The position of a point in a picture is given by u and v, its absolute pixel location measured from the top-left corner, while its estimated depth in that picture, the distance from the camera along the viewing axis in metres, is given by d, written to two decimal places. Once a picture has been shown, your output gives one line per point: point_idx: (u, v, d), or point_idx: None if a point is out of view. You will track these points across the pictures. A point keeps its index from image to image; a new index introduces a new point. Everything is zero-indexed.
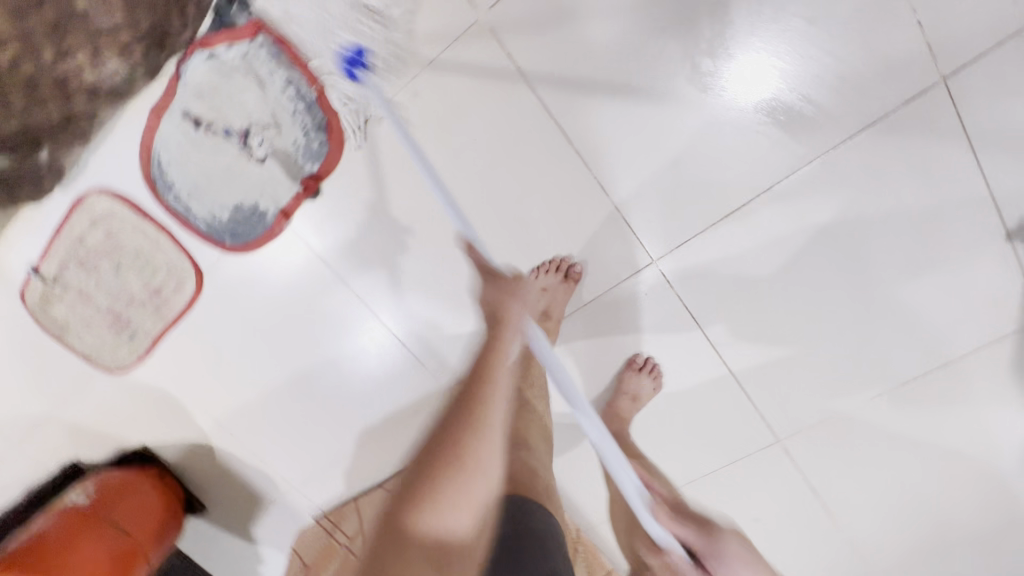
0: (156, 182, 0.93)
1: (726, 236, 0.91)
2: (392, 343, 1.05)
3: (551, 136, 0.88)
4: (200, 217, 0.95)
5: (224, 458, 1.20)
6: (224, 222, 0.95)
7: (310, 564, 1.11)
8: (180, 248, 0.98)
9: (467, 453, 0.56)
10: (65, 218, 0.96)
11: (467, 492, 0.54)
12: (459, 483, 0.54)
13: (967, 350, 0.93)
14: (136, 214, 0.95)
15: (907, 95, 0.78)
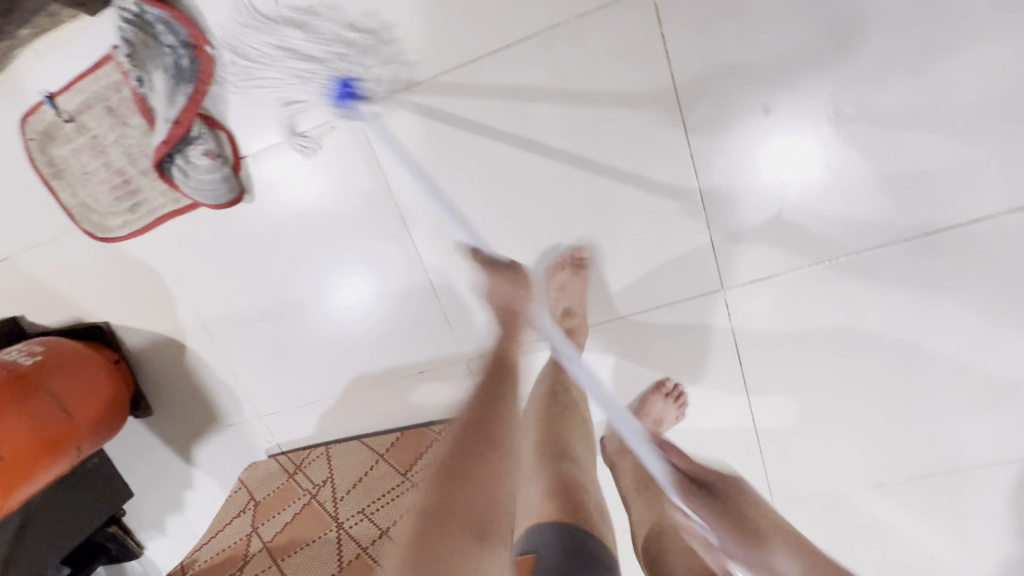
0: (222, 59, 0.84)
1: (800, 289, 0.89)
2: (372, 300, 0.99)
3: (671, 137, 0.83)
4: (190, 144, 0.86)
5: (193, 364, 1.08)
6: (206, 166, 0.87)
7: (259, 502, 0.98)
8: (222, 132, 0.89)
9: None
10: (104, 59, 0.84)
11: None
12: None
13: (978, 464, 0.96)
14: None
15: (1015, 206, 0.80)
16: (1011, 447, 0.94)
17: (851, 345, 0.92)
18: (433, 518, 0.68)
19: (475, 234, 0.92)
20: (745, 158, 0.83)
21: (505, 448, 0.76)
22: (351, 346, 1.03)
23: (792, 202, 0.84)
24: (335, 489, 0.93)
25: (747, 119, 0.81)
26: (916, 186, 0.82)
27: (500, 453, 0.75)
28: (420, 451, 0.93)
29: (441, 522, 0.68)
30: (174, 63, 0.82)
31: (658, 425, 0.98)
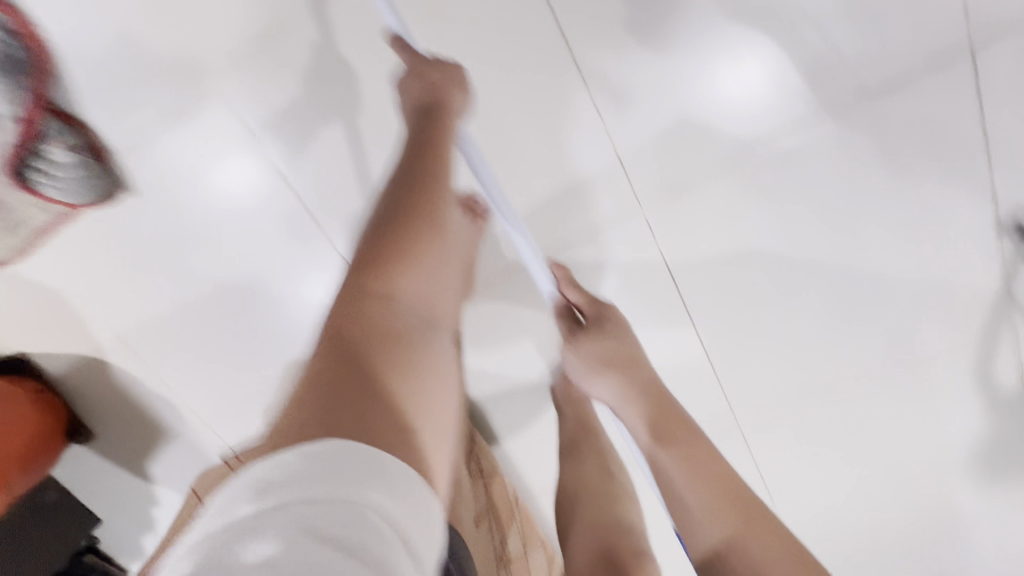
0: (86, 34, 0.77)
1: (722, 193, 0.83)
2: (318, 280, 0.94)
3: (554, 48, 0.77)
4: (46, 143, 0.78)
5: (123, 381, 1.03)
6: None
7: (208, 508, 0.94)
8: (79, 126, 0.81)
9: (436, 249, 0.59)
10: None
11: (425, 283, 0.58)
12: (423, 267, 0.58)
13: (937, 347, 0.92)
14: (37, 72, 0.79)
15: (932, 58, 0.73)
16: (969, 321, 0.89)
17: (787, 244, 0.86)
18: (342, 360, 0.49)
19: (374, 191, 0.86)
20: (639, 61, 0.77)
21: (426, 246, 0.58)
22: (278, 332, 0.99)
23: (697, 100, 0.79)
24: None
25: (629, 13, 0.74)
26: (823, 56, 0.75)
27: (422, 249, 0.57)
28: None
29: (339, 367, 0.49)
30: (4, 54, 0.73)
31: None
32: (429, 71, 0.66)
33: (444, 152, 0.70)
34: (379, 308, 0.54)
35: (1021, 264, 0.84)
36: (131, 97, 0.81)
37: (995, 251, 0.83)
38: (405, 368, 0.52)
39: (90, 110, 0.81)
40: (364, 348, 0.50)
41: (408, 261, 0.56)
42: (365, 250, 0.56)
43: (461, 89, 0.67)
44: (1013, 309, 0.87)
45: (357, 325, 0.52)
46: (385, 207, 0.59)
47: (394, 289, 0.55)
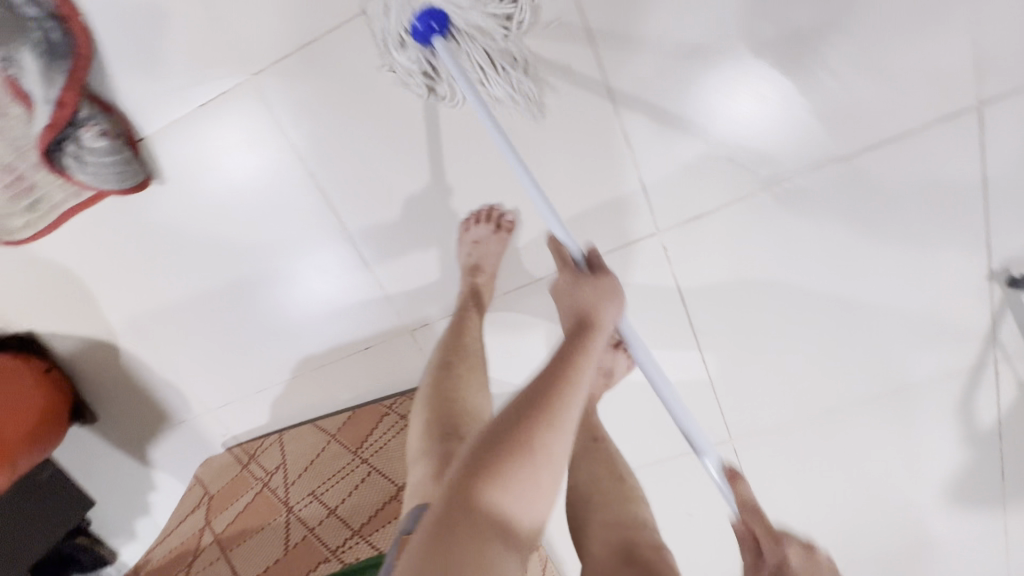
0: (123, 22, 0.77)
1: (735, 221, 0.87)
2: (333, 279, 0.95)
3: (585, 73, 0.80)
4: (81, 127, 0.77)
5: (130, 365, 1.04)
6: (104, 149, 0.79)
7: (213, 495, 0.96)
8: (111, 111, 0.82)
9: (554, 447, 0.50)
10: None
11: (520, 487, 0.47)
12: (523, 467, 0.48)
13: (923, 380, 0.97)
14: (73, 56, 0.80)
15: (944, 112, 0.77)
16: (956, 360, 0.94)
17: (792, 276, 0.90)
18: (455, 512, 0.45)
19: (400, 201, 0.88)
20: (664, 91, 0.80)
21: (542, 438, 0.49)
22: (291, 328, 1.00)
23: (716, 132, 0.82)
24: (287, 474, 0.90)
25: (663, 48, 0.78)
26: (841, 102, 0.78)
27: (536, 447, 0.48)
28: (370, 428, 0.91)
29: (439, 537, 0.44)
30: (47, 38, 0.74)
31: (609, 375, 0.95)
32: (582, 289, 0.63)
33: (563, 313, 0.64)
34: (482, 499, 0.46)
35: (1007, 308, 0.89)
36: (166, 88, 0.81)
37: (984, 296, 0.88)
38: (509, 530, 0.47)
39: (125, 98, 0.82)
40: (472, 517, 0.45)
41: (526, 473, 0.47)
42: (468, 458, 0.49)
43: (612, 300, 0.62)
44: (996, 348, 0.93)
45: (468, 498, 0.46)
46: (534, 380, 0.53)
47: (501, 509, 0.46)
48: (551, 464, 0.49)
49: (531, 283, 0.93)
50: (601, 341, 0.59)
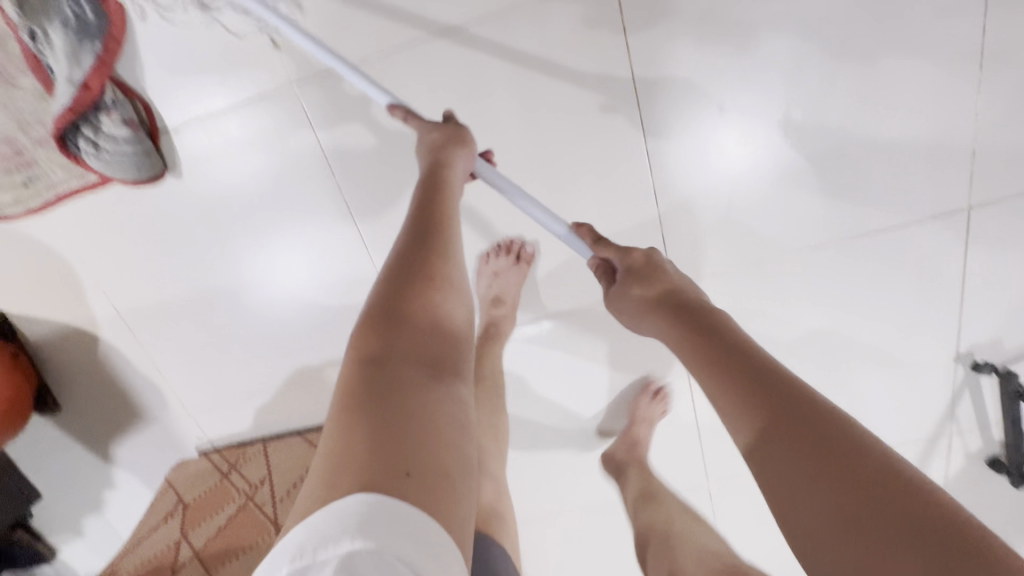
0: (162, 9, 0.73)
1: (742, 283, 0.92)
2: (342, 293, 0.93)
3: (625, 127, 0.81)
4: (103, 113, 0.73)
5: (107, 356, 0.98)
6: (125, 138, 0.75)
7: (187, 504, 0.91)
8: (134, 97, 0.78)
9: (455, 278, 0.55)
10: None
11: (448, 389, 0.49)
12: (433, 305, 0.52)
13: (886, 444, 1.05)
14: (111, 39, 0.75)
15: (939, 211, 0.84)
16: (916, 429, 1.03)
17: (784, 339, 0.96)
18: (371, 364, 0.48)
19: None
20: (697, 155, 0.82)
21: (446, 286, 0.53)
22: (290, 336, 0.97)
23: (738, 200, 0.85)
24: (273, 490, 0.87)
25: (702, 112, 0.80)
26: (855, 188, 0.84)
27: (433, 287, 0.53)
28: None
29: (379, 396, 0.46)
30: (76, 15, 0.69)
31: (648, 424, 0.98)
32: (443, 140, 0.66)
33: (425, 156, 0.67)
34: (402, 369, 0.48)
35: (966, 389, 0.98)
36: (198, 82, 0.78)
37: (948, 376, 0.97)
38: (430, 395, 0.47)
39: (150, 86, 0.78)
40: (393, 363, 0.48)
41: (425, 300, 0.52)
42: (376, 300, 0.52)
43: (462, 146, 0.66)
44: (951, 423, 1.02)
45: (379, 352, 0.49)
46: (404, 260, 0.54)
47: (408, 321, 0.50)
48: (447, 303, 0.53)
49: (541, 317, 0.95)
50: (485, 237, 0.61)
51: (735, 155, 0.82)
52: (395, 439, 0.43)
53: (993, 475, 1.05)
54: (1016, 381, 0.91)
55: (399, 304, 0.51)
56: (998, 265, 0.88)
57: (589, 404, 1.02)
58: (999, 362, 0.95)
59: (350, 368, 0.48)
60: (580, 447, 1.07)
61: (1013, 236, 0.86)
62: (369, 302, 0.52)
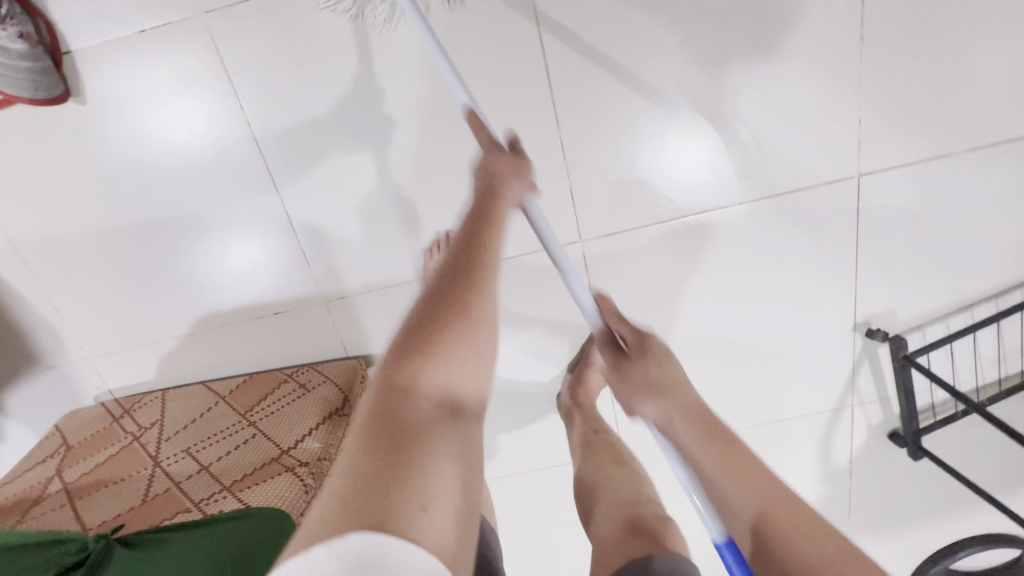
0: None
1: (651, 242, 0.94)
2: (254, 238, 0.92)
3: (534, 80, 0.84)
4: None
5: (2, 294, 0.94)
6: (19, 52, 0.74)
7: (71, 447, 0.87)
8: (38, 18, 0.78)
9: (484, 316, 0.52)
10: None
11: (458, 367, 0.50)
12: (465, 336, 0.50)
13: (794, 415, 1.07)
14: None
15: (831, 177, 0.89)
16: (822, 400, 1.06)
17: (694, 303, 0.98)
18: (393, 399, 0.47)
19: (337, 169, 0.87)
20: (604, 110, 0.86)
21: (482, 315, 0.52)
22: (199, 282, 0.95)
23: (643, 158, 0.89)
24: (162, 430, 0.84)
25: (607, 68, 0.83)
26: (753, 151, 0.88)
27: (473, 322, 0.51)
28: (265, 392, 0.87)
29: (383, 434, 0.44)
30: None
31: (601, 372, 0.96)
32: (496, 157, 0.61)
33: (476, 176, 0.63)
34: (422, 404, 0.47)
35: (865, 359, 1.02)
36: (105, 6, 0.78)
37: (849, 345, 1.01)
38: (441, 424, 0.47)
39: (56, 7, 0.78)
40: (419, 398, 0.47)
41: (464, 337, 0.50)
42: (404, 332, 0.50)
43: (517, 175, 0.61)
44: (854, 394, 1.05)
45: (391, 384, 0.47)
46: (438, 283, 0.53)
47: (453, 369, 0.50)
48: (489, 324, 0.52)
49: None
50: (507, 217, 0.59)
51: (692, 158, 0.88)
52: (399, 475, 0.42)
53: (895, 448, 1.09)
54: (903, 347, 0.95)
55: (428, 329, 0.50)
56: (888, 233, 0.93)
57: (503, 365, 1.02)
58: (893, 330, 0.99)
59: (369, 401, 0.47)
60: (495, 411, 1.06)
61: (899, 206, 0.91)
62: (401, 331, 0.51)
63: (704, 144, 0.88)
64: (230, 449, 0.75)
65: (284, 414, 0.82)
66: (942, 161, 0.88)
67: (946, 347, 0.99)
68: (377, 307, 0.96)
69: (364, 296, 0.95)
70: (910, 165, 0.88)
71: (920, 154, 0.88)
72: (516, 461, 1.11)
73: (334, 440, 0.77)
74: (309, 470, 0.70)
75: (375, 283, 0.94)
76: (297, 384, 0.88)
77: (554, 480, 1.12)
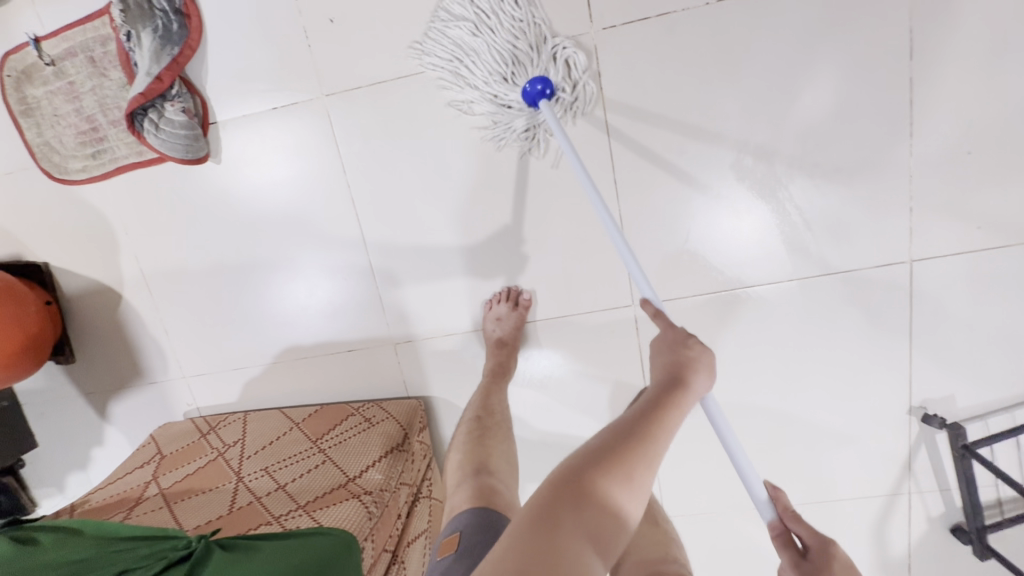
0: (235, 31, 0.93)
1: (702, 309, 0.98)
2: (340, 284, 1.04)
3: (597, 160, 0.94)
4: (168, 101, 0.91)
5: (125, 315, 1.10)
6: (181, 123, 0.92)
7: (164, 456, 0.98)
8: (196, 95, 0.95)
9: (655, 468, 0.50)
10: (97, 14, 0.90)
11: (626, 500, 0.48)
12: (631, 478, 0.48)
13: (846, 496, 1.05)
14: (243, 35, 0.93)
15: (883, 260, 0.92)
16: (876, 484, 1.03)
17: (740, 372, 1.00)
18: (564, 503, 0.46)
19: (418, 229, 0.99)
20: (662, 186, 0.94)
21: (648, 460, 0.50)
22: (289, 319, 1.07)
23: (697, 232, 0.95)
24: (244, 449, 0.94)
25: (666, 152, 0.92)
26: (803, 233, 0.93)
27: (640, 465, 0.49)
28: (334, 423, 0.96)
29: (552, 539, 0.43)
30: (164, 27, 0.89)
31: None
32: (681, 347, 0.61)
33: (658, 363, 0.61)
34: (596, 505, 0.46)
35: (923, 444, 1.00)
36: (248, 87, 0.95)
37: (903, 429, 0.99)
38: (601, 535, 0.45)
39: (209, 86, 0.95)
40: (581, 521, 0.45)
41: (631, 475, 0.49)
42: (584, 455, 0.50)
43: (709, 374, 0.59)
44: (911, 479, 1.02)
45: (569, 498, 0.46)
46: (619, 429, 0.52)
47: (612, 509, 0.47)
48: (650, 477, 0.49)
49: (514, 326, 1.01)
50: (690, 394, 0.57)
51: (738, 234, 0.95)
52: (556, 560, 0.42)
53: (957, 543, 1.03)
54: (962, 437, 0.92)
55: (596, 458, 0.49)
56: (944, 319, 0.93)
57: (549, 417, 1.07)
58: (952, 418, 0.97)
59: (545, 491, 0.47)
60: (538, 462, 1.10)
61: (955, 292, 0.92)
62: (574, 457, 0.50)
63: (757, 220, 0.94)
64: (304, 472, 0.84)
65: (350, 444, 0.90)
66: (998, 253, 0.90)
67: (1010, 440, 0.95)
68: (440, 351, 1.04)
69: (430, 341, 1.04)
70: (966, 253, 0.90)
71: (975, 244, 0.90)
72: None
73: (394, 474, 0.84)
74: (372, 498, 0.77)
75: (440, 330, 1.04)
76: (363, 418, 0.96)
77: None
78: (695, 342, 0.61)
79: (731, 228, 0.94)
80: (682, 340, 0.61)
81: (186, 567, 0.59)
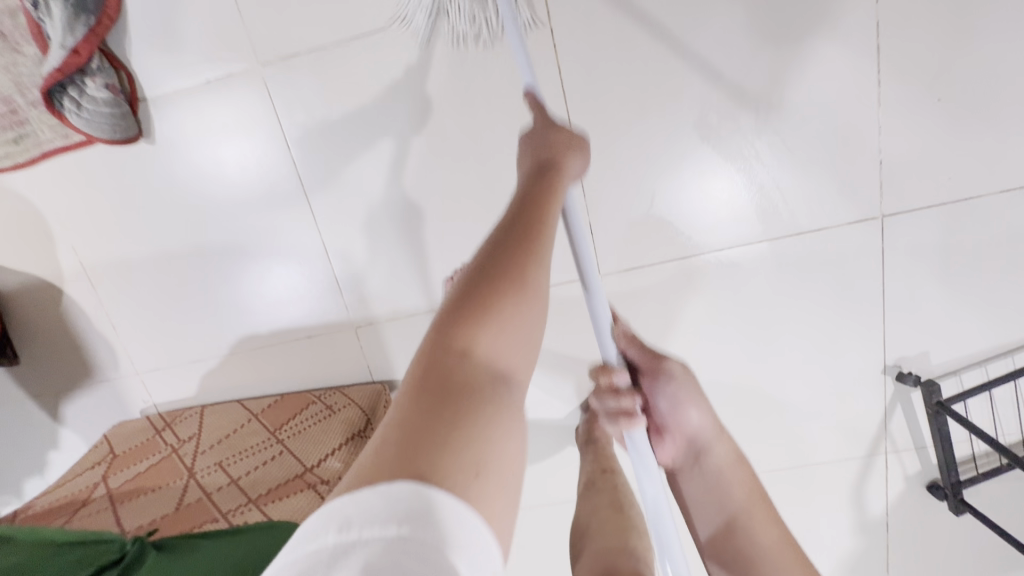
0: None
1: (672, 276, 0.95)
2: (294, 268, 0.99)
3: (555, 125, 0.89)
4: (88, 77, 0.84)
5: (68, 312, 1.04)
6: (104, 100, 0.85)
7: (117, 456, 0.94)
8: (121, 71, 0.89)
9: (534, 300, 0.45)
10: None
11: (512, 332, 0.43)
12: (526, 282, 0.45)
13: (823, 460, 1.03)
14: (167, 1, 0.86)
15: (853, 217, 0.89)
16: (852, 446, 1.02)
17: (713, 340, 0.97)
18: (446, 348, 0.41)
19: (370, 206, 0.94)
20: (624, 149, 0.89)
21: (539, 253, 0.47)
22: (242, 307, 1.02)
23: (663, 197, 0.91)
24: (198, 444, 0.89)
25: (627, 112, 0.87)
26: (772, 192, 0.89)
27: (533, 259, 0.46)
28: (294, 412, 0.92)
29: (433, 381, 0.39)
30: None
31: None
32: (549, 132, 0.62)
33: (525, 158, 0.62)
34: (474, 362, 0.41)
35: (898, 404, 0.98)
36: (178, 59, 0.88)
37: (878, 389, 0.98)
38: (497, 357, 0.42)
39: (135, 60, 0.88)
40: (461, 370, 0.40)
41: (524, 291, 0.44)
42: (455, 294, 0.44)
43: (577, 153, 0.63)
44: (887, 439, 1.01)
45: (449, 329, 0.42)
46: (485, 255, 0.46)
47: (485, 353, 0.42)
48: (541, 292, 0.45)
49: None
50: (560, 177, 0.58)
51: (705, 197, 0.91)
52: (449, 440, 0.36)
53: (934, 500, 1.03)
54: (936, 394, 0.92)
55: (462, 328, 0.42)
56: (917, 274, 0.91)
57: None
58: (926, 375, 0.96)
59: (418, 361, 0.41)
60: None
61: (927, 247, 0.89)
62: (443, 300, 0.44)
63: (724, 180, 0.90)
64: (259, 465, 0.80)
65: (309, 433, 0.86)
66: (969, 204, 0.87)
67: (983, 394, 0.94)
68: (403, 332, 1.00)
69: (392, 323, 1.00)
70: (937, 207, 0.87)
71: (946, 196, 0.87)
72: (530, 494, 1.11)
73: (355, 461, 0.80)
74: (329, 488, 0.74)
75: (402, 311, 0.99)
76: (324, 406, 0.92)
77: (568, 514, 1.11)
78: (558, 128, 0.63)
79: (699, 191, 0.90)
80: (552, 128, 0.63)
81: (117, 570, 0.55)
